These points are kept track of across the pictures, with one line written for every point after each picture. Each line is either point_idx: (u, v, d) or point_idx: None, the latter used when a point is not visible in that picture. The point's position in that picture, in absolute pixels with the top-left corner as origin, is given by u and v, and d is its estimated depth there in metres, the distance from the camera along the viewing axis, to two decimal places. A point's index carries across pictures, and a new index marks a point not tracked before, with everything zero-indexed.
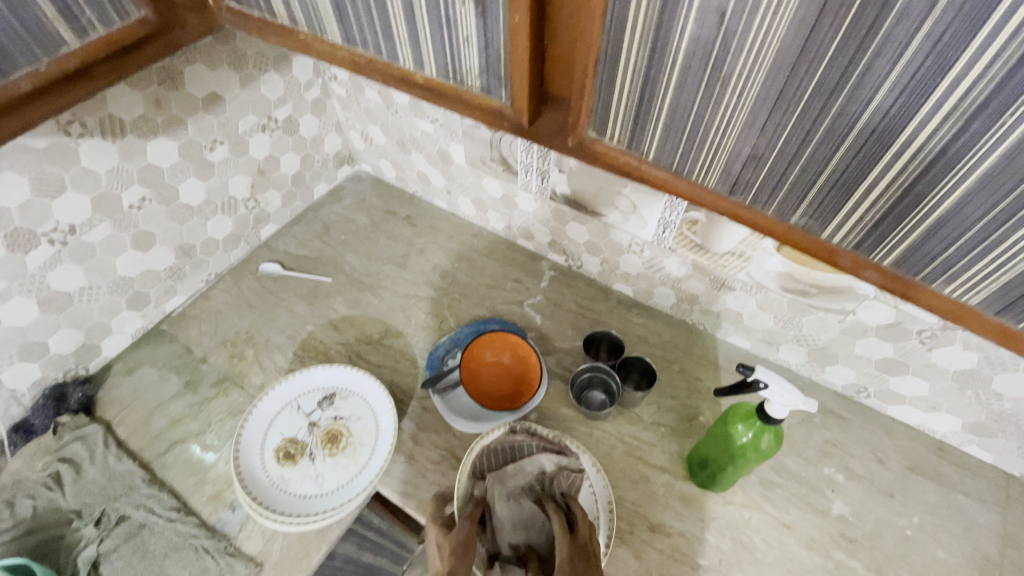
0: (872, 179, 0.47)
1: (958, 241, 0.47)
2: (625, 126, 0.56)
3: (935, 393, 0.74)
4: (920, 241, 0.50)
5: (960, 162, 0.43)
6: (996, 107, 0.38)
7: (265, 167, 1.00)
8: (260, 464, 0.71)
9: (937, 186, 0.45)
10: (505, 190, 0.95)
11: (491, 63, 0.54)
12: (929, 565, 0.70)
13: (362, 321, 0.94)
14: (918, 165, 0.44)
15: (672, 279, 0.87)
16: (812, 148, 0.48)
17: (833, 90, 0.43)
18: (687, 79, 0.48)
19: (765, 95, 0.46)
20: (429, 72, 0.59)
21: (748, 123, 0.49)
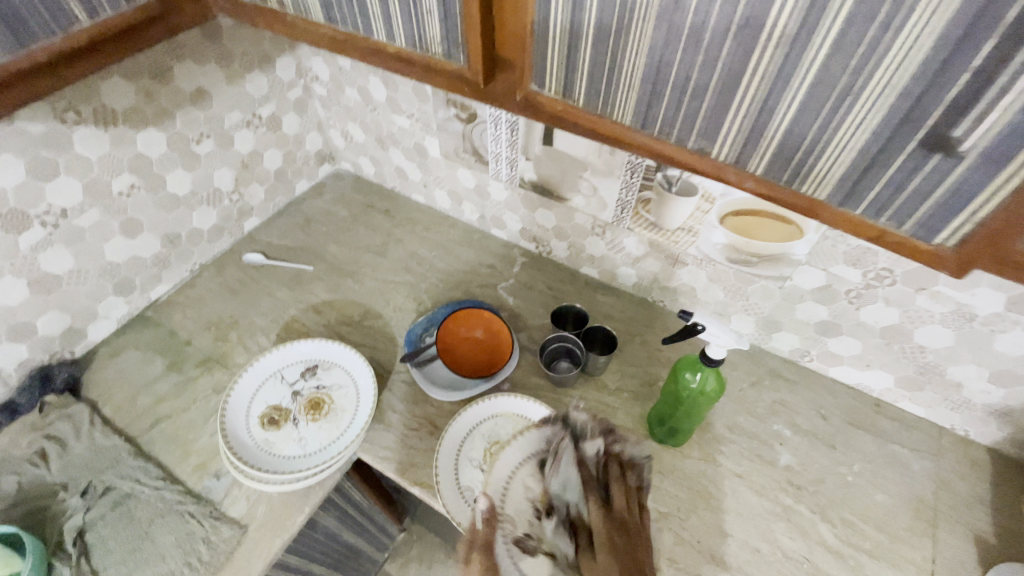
0: (740, 119, 0.44)
1: (830, 149, 0.42)
2: (550, 76, 0.52)
3: (868, 351, 0.81)
4: (810, 172, 0.44)
5: (794, 87, 0.40)
6: (842, 25, 0.35)
7: (249, 161, 1.05)
8: (245, 428, 0.75)
9: (792, 120, 0.42)
10: (477, 180, 1.02)
11: (450, 31, 0.54)
12: (869, 507, 0.76)
13: (343, 305, 0.99)
14: (788, 103, 0.41)
15: (632, 257, 0.95)
16: (688, 85, 0.44)
17: (697, 32, 0.41)
18: (595, 37, 0.46)
19: (649, 47, 0.44)
20: (395, 42, 0.58)
21: (632, 66, 0.46)
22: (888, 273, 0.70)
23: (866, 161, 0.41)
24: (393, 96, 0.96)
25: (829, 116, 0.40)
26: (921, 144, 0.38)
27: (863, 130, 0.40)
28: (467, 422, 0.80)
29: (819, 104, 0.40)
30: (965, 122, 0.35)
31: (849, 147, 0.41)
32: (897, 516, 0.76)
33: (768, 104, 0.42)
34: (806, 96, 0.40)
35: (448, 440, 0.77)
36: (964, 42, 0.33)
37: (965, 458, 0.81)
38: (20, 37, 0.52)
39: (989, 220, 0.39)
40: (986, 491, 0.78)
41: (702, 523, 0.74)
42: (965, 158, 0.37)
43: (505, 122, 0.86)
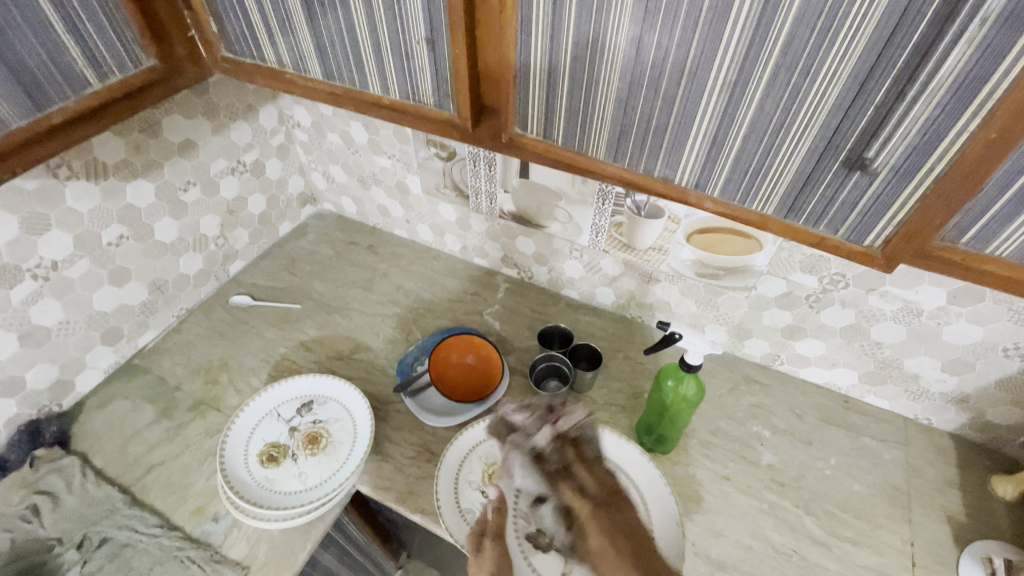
0: (696, 149, 0.53)
1: (775, 170, 0.51)
2: (531, 121, 0.60)
3: (832, 351, 0.88)
4: (759, 190, 0.54)
5: (738, 122, 0.49)
6: (770, 75, 0.45)
7: (234, 207, 1.08)
8: (244, 467, 0.76)
9: (739, 148, 0.51)
10: (458, 213, 1.06)
11: (441, 85, 0.61)
12: (847, 497, 0.81)
13: (333, 340, 1.00)
14: (734, 134, 0.51)
15: (609, 278, 1.00)
16: (652, 124, 0.54)
17: (657, 82, 0.50)
18: (569, 86, 0.55)
19: (617, 93, 0.53)
20: (389, 95, 0.65)
21: (602, 110, 0.55)
22: (841, 277, 0.77)
23: (803, 179, 0.51)
24: (374, 138, 1.01)
25: (767, 144, 0.50)
26: (843, 164, 0.48)
27: (797, 155, 0.49)
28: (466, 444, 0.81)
29: (757, 134, 0.49)
30: (876, 144, 0.45)
31: (787, 168, 0.51)
32: (874, 503, 0.81)
33: (719, 135, 0.51)
34: (747, 129, 0.50)
35: (444, 468, 0.78)
36: (864, 84, 0.43)
37: (929, 444, 0.87)
38: (38, 102, 0.59)
39: (903, 220, 0.48)
40: (951, 474, 0.84)
41: (695, 525, 0.78)
42: (878, 173, 0.47)
43: (483, 159, 0.92)
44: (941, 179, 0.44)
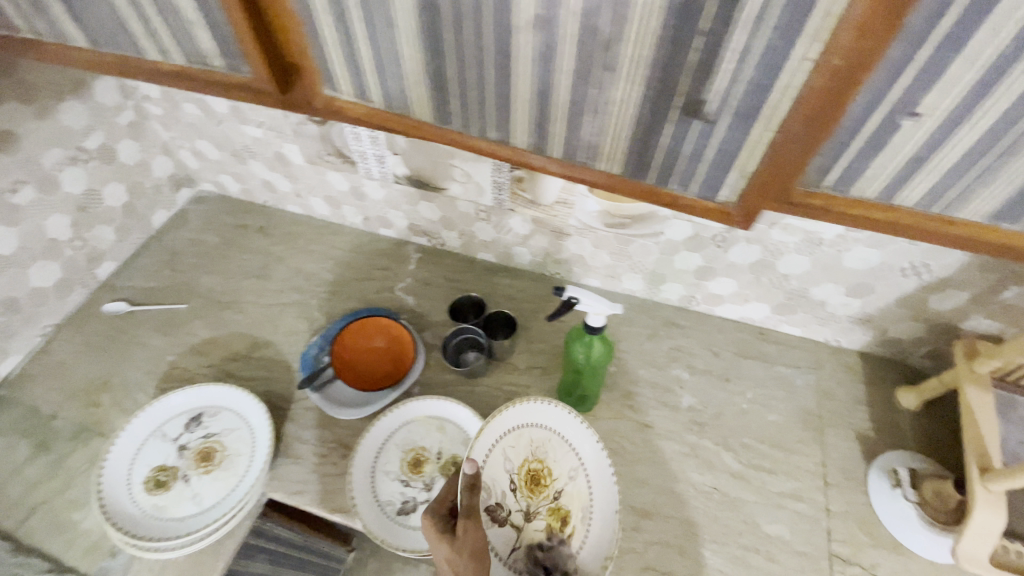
0: (526, 97, 0.52)
1: (610, 121, 0.51)
2: (348, 84, 0.59)
3: (744, 287, 0.87)
4: (601, 142, 0.54)
5: (560, 64, 0.47)
6: (585, 9, 0.43)
7: (87, 202, 0.93)
8: (129, 498, 0.69)
9: (569, 93, 0.50)
10: (350, 182, 0.96)
11: (225, 42, 0.57)
12: (763, 428, 0.83)
13: (227, 340, 0.90)
14: (562, 77, 0.49)
15: (521, 237, 0.95)
16: (470, 73, 0.52)
17: (473, 24, 0.47)
18: (375, 32, 0.51)
19: (425, 38, 0.50)
20: (170, 61, 0.62)
21: (422, 67, 0.53)
22: (743, 215, 0.74)
23: (642, 125, 0.50)
24: (236, 106, 0.87)
25: (595, 88, 0.49)
26: (680, 105, 0.47)
27: (629, 102, 0.49)
28: (512, 423, 0.67)
29: (584, 75, 0.48)
30: (708, 83, 0.45)
31: (622, 117, 0.51)
32: (788, 430, 0.83)
33: (544, 80, 0.49)
34: (573, 71, 0.48)
35: (479, 441, 0.63)
36: (686, 15, 0.41)
37: (839, 365, 0.90)
38: None
39: (756, 167, 0.51)
40: (859, 391, 0.87)
41: (621, 478, 0.78)
42: (714, 116, 0.47)
43: None
44: (791, 114, 0.45)
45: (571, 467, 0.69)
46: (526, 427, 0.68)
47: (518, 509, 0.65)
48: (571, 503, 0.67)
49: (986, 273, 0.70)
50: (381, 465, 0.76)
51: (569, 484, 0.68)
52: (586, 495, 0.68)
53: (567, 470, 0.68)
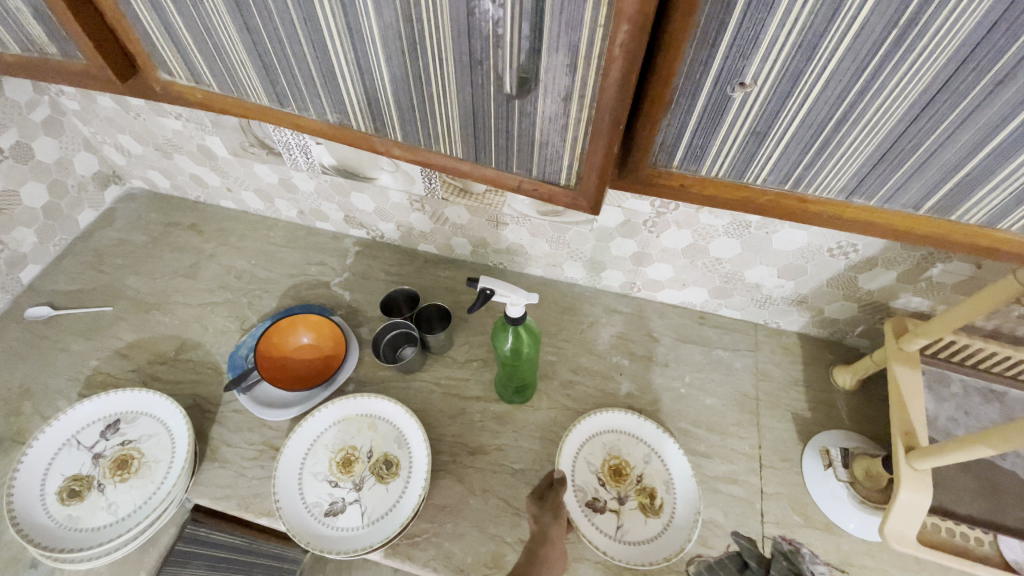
0: (347, 79, 0.48)
1: (439, 103, 0.47)
2: (172, 67, 0.54)
3: (680, 272, 0.86)
4: (433, 126, 0.50)
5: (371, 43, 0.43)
6: None
7: (3, 204, 0.89)
8: (40, 509, 0.66)
9: (387, 74, 0.46)
10: (279, 174, 0.93)
11: (49, 27, 0.53)
12: (701, 412, 0.83)
13: (153, 342, 0.86)
14: (372, 56, 0.44)
15: (459, 226, 0.93)
16: (287, 55, 0.47)
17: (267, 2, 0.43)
18: (182, 12, 0.47)
19: (234, 18, 0.45)
20: (9, 50, 0.59)
21: (234, 47, 0.49)
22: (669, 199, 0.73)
23: (468, 108, 0.46)
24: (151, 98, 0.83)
25: (411, 68, 0.44)
26: (496, 86, 0.43)
27: (450, 81, 0.44)
28: (590, 427, 0.79)
29: (391, 54, 0.44)
30: (513, 58, 0.40)
31: (449, 99, 0.46)
32: (726, 414, 0.83)
33: (360, 60, 0.45)
34: (382, 50, 0.43)
35: (562, 455, 0.76)
36: None
37: (777, 346, 0.90)
38: None
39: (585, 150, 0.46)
40: (797, 371, 0.88)
41: None
42: (537, 94, 0.42)
43: None
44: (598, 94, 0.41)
45: (643, 453, 0.77)
46: (596, 436, 0.78)
47: (611, 498, 0.74)
48: (654, 482, 0.75)
49: (908, 252, 0.69)
50: (309, 466, 0.75)
51: (647, 468, 0.76)
52: (666, 473, 0.75)
53: (642, 457, 0.77)
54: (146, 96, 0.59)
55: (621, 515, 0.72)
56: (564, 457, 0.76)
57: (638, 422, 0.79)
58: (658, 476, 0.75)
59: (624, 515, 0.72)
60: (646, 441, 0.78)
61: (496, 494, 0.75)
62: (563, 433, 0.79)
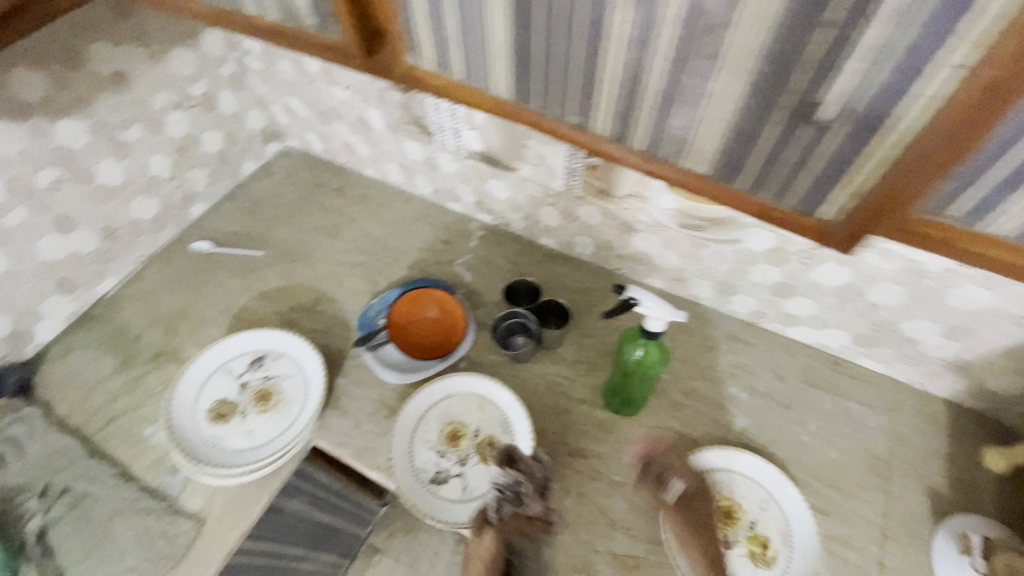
0: None
1: (685, 130, 0.58)
2: (437, 58, 0.67)
3: (822, 311, 0.80)
4: None
5: None
6: None
7: (186, 145, 1.00)
8: (193, 424, 0.75)
9: None
10: (425, 152, 0.97)
11: None
12: (820, 464, 0.78)
13: (295, 291, 0.96)
14: None
15: (588, 227, 0.91)
16: None
17: None
18: None
19: None
20: None
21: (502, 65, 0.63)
22: (834, 234, 0.68)
23: None
24: (328, 67, 0.91)
25: None
26: None
27: None
28: (703, 464, 0.76)
29: None
30: None
31: None
32: (847, 472, 0.77)
33: None
34: None
35: (671, 488, 0.74)
36: None
37: (920, 412, 0.81)
38: None
39: None
40: (940, 443, 0.79)
41: None
42: None
43: None
44: None
45: (760, 498, 0.74)
46: (709, 473, 0.76)
47: (719, 541, 0.72)
48: (769, 531, 0.72)
49: None
50: (420, 432, 0.79)
51: (762, 515, 0.73)
52: (783, 523, 0.72)
53: (757, 502, 0.74)
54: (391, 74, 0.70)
55: (727, 559, 0.70)
56: (673, 492, 0.74)
57: (756, 466, 0.76)
58: (774, 525, 0.72)
59: (731, 560, 0.70)
60: (763, 485, 0.75)
61: (591, 500, 0.75)
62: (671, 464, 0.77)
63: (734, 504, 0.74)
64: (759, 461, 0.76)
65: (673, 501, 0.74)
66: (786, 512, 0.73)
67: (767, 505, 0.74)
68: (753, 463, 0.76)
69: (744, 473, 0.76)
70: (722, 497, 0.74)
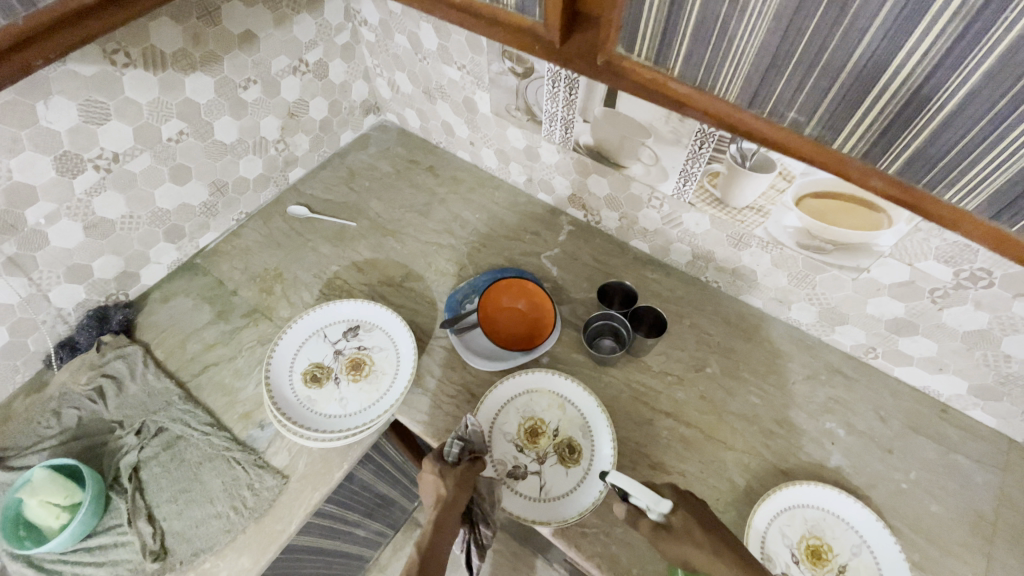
0: (797, 77, 0.49)
1: (978, 162, 0.46)
2: (643, 43, 0.55)
3: (943, 354, 0.75)
4: (884, 141, 0.49)
5: (862, 50, 0.44)
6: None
7: (295, 110, 1.02)
8: (288, 383, 0.77)
9: (856, 81, 0.46)
10: (528, 140, 0.96)
11: None
12: (921, 517, 0.73)
13: (384, 265, 0.97)
14: (855, 63, 0.45)
15: (689, 234, 0.88)
16: (747, 46, 0.49)
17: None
18: None
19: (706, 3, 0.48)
20: None
21: (742, 62, 0.50)
22: (984, 274, 0.62)
23: (948, 129, 0.45)
24: (445, 45, 0.91)
25: (902, 77, 0.44)
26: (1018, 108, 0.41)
27: (945, 101, 0.44)
28: (792, 498, 0.72)
29: (883, 62, 0.44)
30: None
31: (928, 120, 0.46)
32: (951, 529, 0.72)
33: (836, 61, 0.46)
34: (868, 62, 0.45)
35: (758, 518, 0.70)
36: None
37: None
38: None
39: None
40: None
41: (740, 517, 0.72)
42: None
43: (563, 79, 0.78)
44: None
45: (852, 543, 0.69)
46: (798, 508, 0.71)
47: None
48: None
49: None
50: (497, 422, 0.78)
51: (853, 561, 0.68)
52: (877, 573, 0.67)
53: (849, 546, 0.69)
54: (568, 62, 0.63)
55: None
56: (758, 522, 0.70)
57: (849, 506, 0.71)
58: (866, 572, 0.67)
59: None
60: (856, 529, 0.70)
61: None
62: (757, 496, 0.73)
63: (822, 544, 0.69)
64: (852, 502, 0.71)
65: (757, 532, 0.70)
66: (880, 560, 0.67)
67: (858, 551, 0.69)
68: (845, 503, 0.71)
69: (836, 513, 0.71)
70: (810, 534, 0.70)
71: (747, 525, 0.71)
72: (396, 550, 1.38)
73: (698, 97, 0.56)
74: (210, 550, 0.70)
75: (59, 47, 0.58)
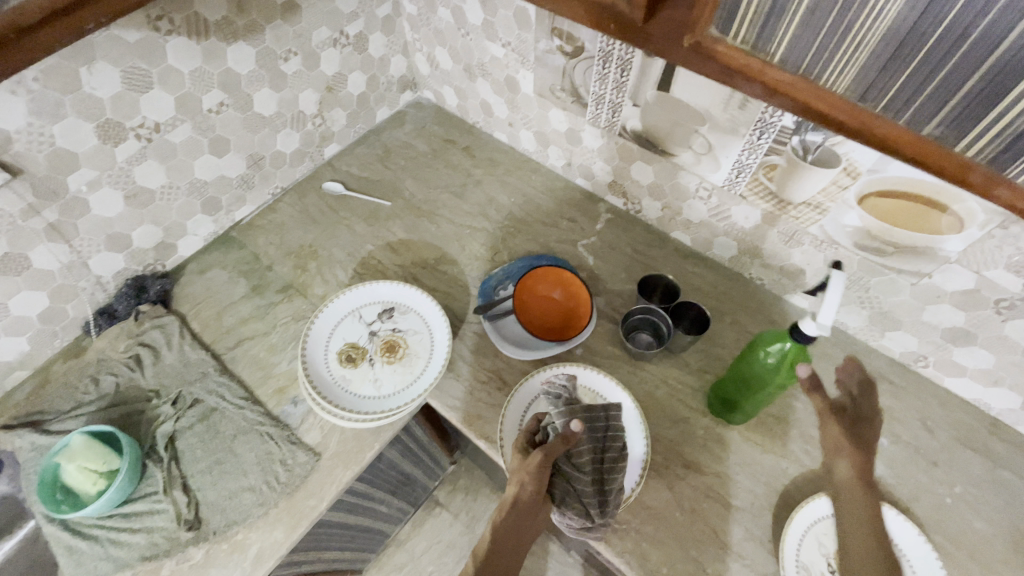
0: (919, 73, 0.45)
1: None
2: (740, 25, 0.52)
3: (1001, 367, 0.71)
4: (1014, 146, 0.45)
5: (1001, 47, 0.41)
6: None
7: (334, 84, 1.00)
8: (323, 362, 0.78)
9: (989, 82, 0.43)
10: (571, 123, 0.93)
11: None
12: (964, 532, 0.70)
13: (418, 247, 0.96)
14: (991, 60, 0.42)
15: (736, 228, 0.84)
16: (865, 36, 0.45)
17: None
18: None
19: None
20: None
21: (855, 53, 0.47)
22: None
23: None
24: (490, 20, 0.87)
25: None
26: None
27: None
28: (831, 506, 0.69)
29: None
30: None
31: None
32: (996, 547, 0.69)
33: (972, 58, 0.42)
34: (1006, 61, 0.41)
35: (794, 525, 0.68)
36: None
37: None
38: None
39: None
40: None
41: (774, 522, 0.71)
42: None
43: (616, 60, 0.75)
44: None
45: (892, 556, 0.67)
46: (836, 518, 0.69)
47: None
48: None
49: None
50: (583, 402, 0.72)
51: None
52: None
53: None
54: (647, 44, 0.60)
55: None
56: (794, 530, 0.68)
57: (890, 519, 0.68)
58: None
59: None
60: (896, 543, 0.67)
61: (703, 518, 0.71)
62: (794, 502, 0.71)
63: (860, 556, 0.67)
64: (893, 514, 0.68)
65: (792, 540, 0.67)
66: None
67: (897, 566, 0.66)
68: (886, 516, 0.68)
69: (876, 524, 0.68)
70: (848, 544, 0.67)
71: (781, 536, 0.69)
72: (415, 527, 1.40)
73: (797, 86, 0.52)
74: (243, 523, 0.71)
75: (110, 11, 0.58)
